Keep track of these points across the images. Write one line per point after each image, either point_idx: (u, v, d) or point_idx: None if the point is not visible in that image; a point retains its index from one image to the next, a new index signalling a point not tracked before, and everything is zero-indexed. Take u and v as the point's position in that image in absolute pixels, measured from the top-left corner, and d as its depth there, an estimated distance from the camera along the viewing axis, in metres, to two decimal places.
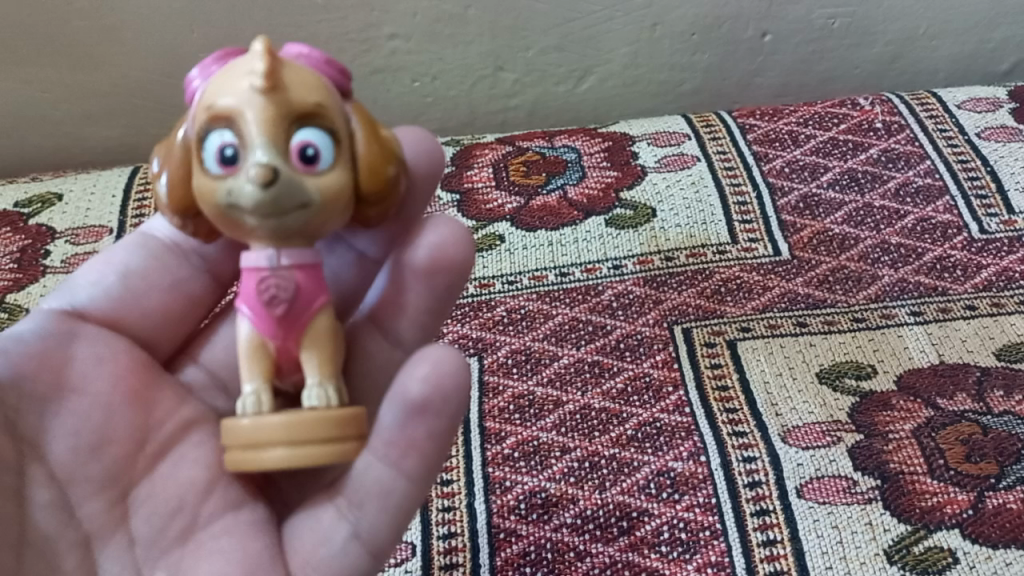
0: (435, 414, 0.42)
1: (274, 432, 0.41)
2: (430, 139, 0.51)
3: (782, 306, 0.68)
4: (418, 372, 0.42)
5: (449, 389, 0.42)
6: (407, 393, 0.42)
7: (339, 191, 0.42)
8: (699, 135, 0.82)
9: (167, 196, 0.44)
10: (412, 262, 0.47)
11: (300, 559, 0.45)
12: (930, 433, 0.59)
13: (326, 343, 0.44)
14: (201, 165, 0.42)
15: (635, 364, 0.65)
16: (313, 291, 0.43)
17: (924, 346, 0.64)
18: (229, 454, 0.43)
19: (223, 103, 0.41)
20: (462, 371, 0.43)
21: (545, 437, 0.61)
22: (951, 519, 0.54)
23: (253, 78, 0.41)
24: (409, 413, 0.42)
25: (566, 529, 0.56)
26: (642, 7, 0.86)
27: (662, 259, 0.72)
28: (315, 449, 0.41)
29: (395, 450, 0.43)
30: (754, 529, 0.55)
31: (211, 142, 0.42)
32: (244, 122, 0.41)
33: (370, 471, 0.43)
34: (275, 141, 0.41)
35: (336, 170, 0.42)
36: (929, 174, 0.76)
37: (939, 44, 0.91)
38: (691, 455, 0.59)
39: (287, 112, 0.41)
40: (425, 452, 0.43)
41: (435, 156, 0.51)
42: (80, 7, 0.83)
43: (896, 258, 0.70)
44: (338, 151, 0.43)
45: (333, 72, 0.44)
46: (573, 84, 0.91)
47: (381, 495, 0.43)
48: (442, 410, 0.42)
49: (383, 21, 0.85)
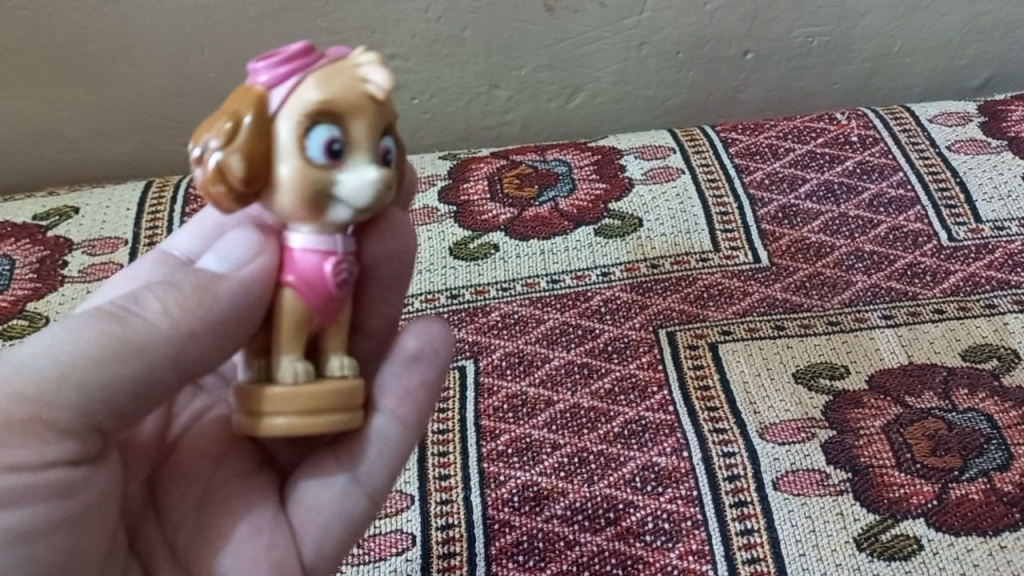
0: (428, 365, 0.49)
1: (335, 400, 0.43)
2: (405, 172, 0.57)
3: (760, 311, 0.72)
4: (415, 334, 0.50)
5: (436, 347, 0.50)
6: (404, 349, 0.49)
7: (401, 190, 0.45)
8: (683, 149, 0.86)
9: (240, 174, 0.41)
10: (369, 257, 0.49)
11: (303, 509, 0.50)
12: (899, 429, 0.63)
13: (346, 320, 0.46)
14: (300, 154, 0.40)
15: (622, 366, 0.69)
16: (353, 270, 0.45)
17: (894, 347, 0.68)
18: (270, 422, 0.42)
19: (340, 99, 0.40)
20: (446, 334, 0.51)
21: (537, 435, 0.65)
22: (917, 509, 0.58)
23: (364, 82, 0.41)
24: (407, 365, 0.49)
25: (557, 520, 0.59)
26: (630, 28, 0.90)
27: (648, 266, 0.76)
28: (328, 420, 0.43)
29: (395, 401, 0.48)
30: (733, 519, 0.59)
31: (312, 134, 0.40)
32: (358, 123, 0.41)
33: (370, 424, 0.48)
34: (377, 144, 0.42)
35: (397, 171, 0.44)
36: (901, 185, 0.80)
37: (914, 60, 0.95)
38: (674, 450, 0.63)
39: (385, 115, 0.42)
40: (417, 401, 0.49)
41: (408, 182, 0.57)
42: (94, 30, 0.87)
43: (869, 264, 0.74)
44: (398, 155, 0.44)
45: None
46: (565, 99, 0.95)
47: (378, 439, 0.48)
48: (434, 363, 0.50)
49: (384, 43, 0.89)
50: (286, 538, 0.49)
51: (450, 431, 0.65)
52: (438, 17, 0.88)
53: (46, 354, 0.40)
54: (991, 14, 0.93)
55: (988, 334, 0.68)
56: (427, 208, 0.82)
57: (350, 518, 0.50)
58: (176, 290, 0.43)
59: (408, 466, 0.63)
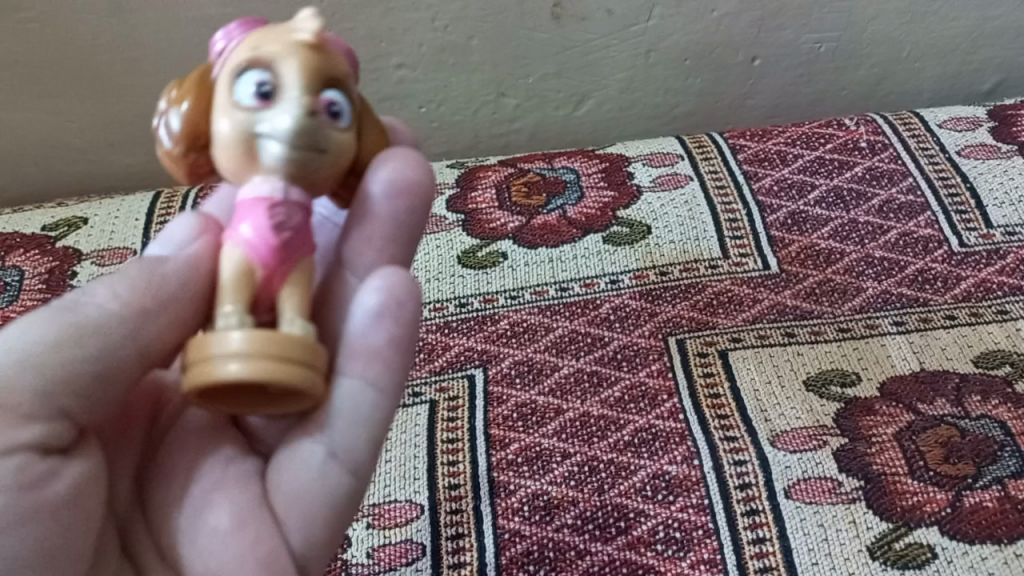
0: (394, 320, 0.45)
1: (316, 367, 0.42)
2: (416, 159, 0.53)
3: (771, 318, 0.72)
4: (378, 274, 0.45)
5: (403, 295, 0.45)
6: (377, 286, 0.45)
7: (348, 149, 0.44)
8: (692, 156, 0.86)
9: (182, 128, 0.43)
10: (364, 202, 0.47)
11: (284, 492, 0.46)
12: (911, 436, 0.62)
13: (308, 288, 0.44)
14: (230, 100, 0.42)
15: (632, 374, 0.69)
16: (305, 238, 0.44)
17: (906, 354, 0.68)
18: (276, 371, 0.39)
19: (266, 49, 0.42)
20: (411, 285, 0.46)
21: (547, 443, 0.64)
22: (931, 517, 0.57)
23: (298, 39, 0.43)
24: (369, 321, 0.45)
25: (567, 529, 0.59)
26: (637, 35, 0.90)
27: (657, 273, 0.76)
28: (280, 363, 0.39)
29: (363, 360, 0.44)
30: (745, 528, 0.58)
31: (245, 85, 0.42)
32: (283, 68, 0.42)
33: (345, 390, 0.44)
34: (309, 88, 0.42)
35: (350, 131, 0.44)
36: (911, 191, 0.80)
37: (923, 65, 0.95)
38: (684, 459, 0.63)
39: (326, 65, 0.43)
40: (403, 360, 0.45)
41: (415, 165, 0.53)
42: (104, 41, 0.88)
43: (879, 271, 0.74)
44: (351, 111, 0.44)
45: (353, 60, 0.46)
46: (572, 107, 0.95)
47: (359, 410, 0.45)
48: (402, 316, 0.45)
49: (392, 52, 0.89)
50: (269, 526, 0.46)
51: (459, 440, 0.65)
52: (445, 26, 0.88)
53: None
54: (1001, 18, 0.92)
55: (1001, 341, 0.68)
56: (435, 216, 0.82)
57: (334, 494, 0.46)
58: (131, 275, 0.44)
59: (417, 476, 0.63)
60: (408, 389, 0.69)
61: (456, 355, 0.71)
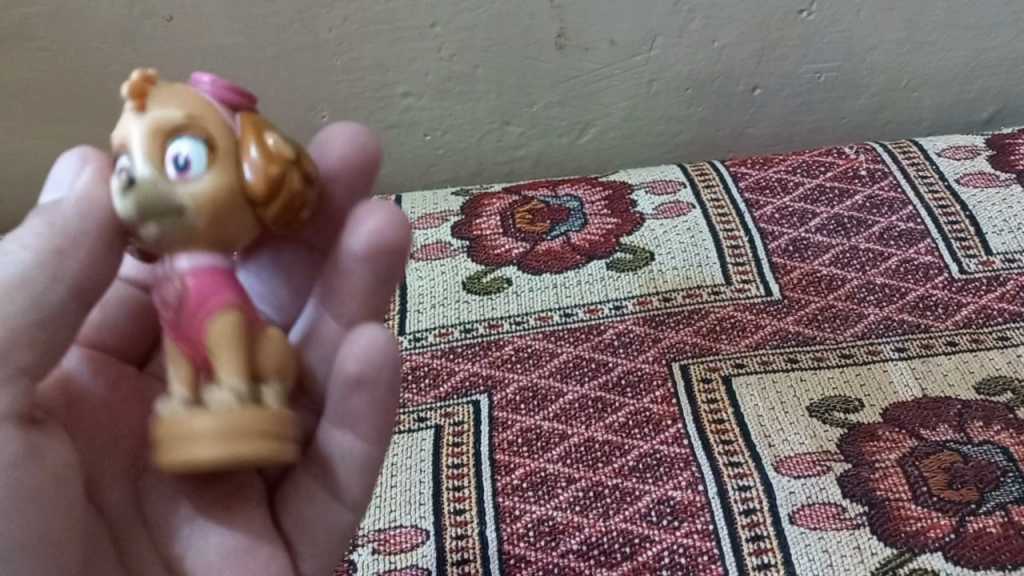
0: (371, 387, 0.45)
1: (205, 431, 0.39)
2: (360, 146, 0.49)
3: (773, 344, 0.72)
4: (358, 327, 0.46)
5: (380, 364, 0.45)
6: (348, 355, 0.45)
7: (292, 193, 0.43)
8: (694, 183, 0.87)
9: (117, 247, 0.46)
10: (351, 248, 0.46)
11: (296, 520, 0.50)
12: (914, 461, 0.62)
13: (232, 344, 0.41)
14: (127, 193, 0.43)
15: (636, 400, 0.69)
16: (208, 292, 0.42)
17: (908, 379, 0.68)
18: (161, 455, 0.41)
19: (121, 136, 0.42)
20: (392, 351, 0.45)
21: (552, 468, 0.65)
22: (934, 543, 0.58)
23: (186, 107, 0.42)
24: (348, 391, 0.46)
25: (573, 555, 0.59)
26: (640, 65, 0.91)
27: (660, 299, 0.76)
28: (173, 456, 0.40)
29: (349, 424, 0.47)
30: (749, 553, 0.58)
31: (143, 146, 0.41)
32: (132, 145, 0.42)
33: (344, 445, 0.47)
34: (150, 153, 0.41)
35: (211, 174, 0.41)
36: (911, 219, 0.81)
37: (921, 95, 0.96)
38: (689, 484, 0.63)
39: (229, 130, 0.43)
40: (384, 422, 0.47)
41: (363, 153, 0.49)
42: (114, 71, 0.89)
43: (881, 297, 0.75)
44: (213, 156, 0.42)
45: (230, 98, 0.44)
46: (576, 135, 0.96)
47: (347, 460, 0.47)
48: (377, 381, 0.45)
49: (398, 81, 0.91)
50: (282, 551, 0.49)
51: (465, 465, 0.65)
52: (451, 56, 0.89)
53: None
54: (998, 48, 0.93)
55: (1002, 367, 0.68)
56: (441, 242, 0.83)
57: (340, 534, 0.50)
58: (35, 225, 0.42)
59: (423, 501, 0.63)
60: (414, 414, 0.70)
61: (461, 380, 0.72)
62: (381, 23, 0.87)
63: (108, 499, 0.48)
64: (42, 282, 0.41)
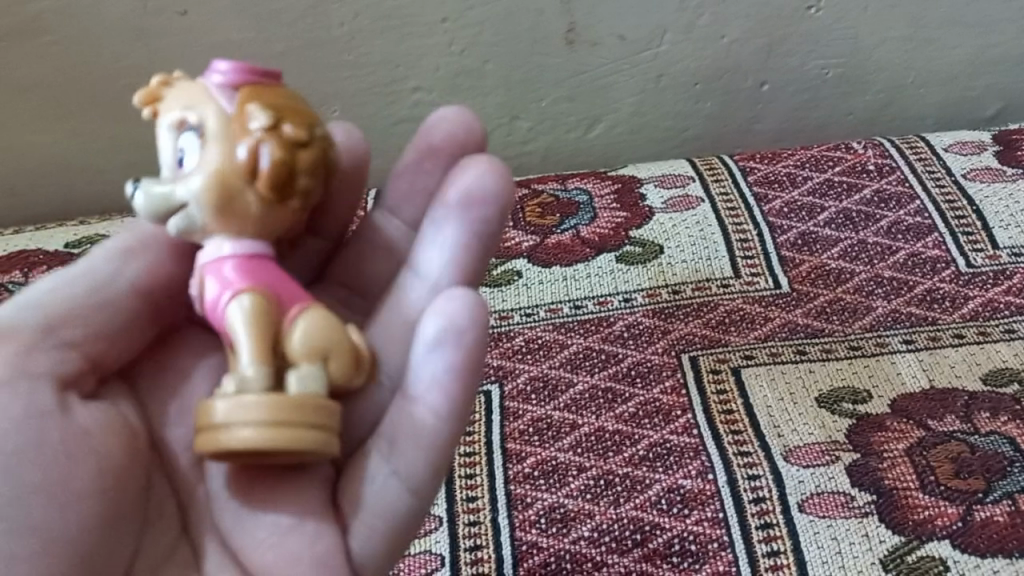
0: (454, 348, 0.46)
1: (252, 412, 0.43)
2: (461, 120, 0.57)
3: (782, 336, 0.73)
4: (449, 293, 0.47)
5: (464, 322, 0.46)
6: (443, 314, 0.46)
7: (272, 168, 0.46)
8: (702, 177, 0.87)
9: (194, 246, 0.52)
10: (451, 202, 0.51)
11: (353, 498, 0.49)
12: (922, 451, 0.63)
13: (258, 323, 0.45)
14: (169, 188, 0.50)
15: (646, 391, 0.70)
16: (237, 280, 0.46)
17: (915, 371, 0.69)
18: (205, 435, 0.44)
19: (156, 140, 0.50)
20: (477, 309, 0.46)
21: (562, 457, 0.65)
22: (942, 531, 0.58)
23: (187, 103, 0.48)
24: (431, 349, 0.46)
25: (584, 542, 0.60)
26: (648, 60, 0.92)
27: (669, 292, 0.77)
28: (218, 432, 0.43)
29: (423, 390, 0.46)
30: (759, 541, 0.59)
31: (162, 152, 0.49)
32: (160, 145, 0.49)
33: (414, 413, 0.47)
34: (168, 149, 0.48)
35: (211, 159, 0.47)
36: (918, 214, 0.81)
37: (927, 92, 0.97)
38: (699, 473, 0.64)
39: (227, 115, 0.47)
40: (471, 382, 0.46)
41: (467, 126, 0.57)
42: (127, 65, 0.90)
43: (888, 290, 0.75)
44: (212, 142, 0.47)
45: (236, 81, 0.48)
46: (584, 130, 0.96)
47: (423, 432, 0.47)
48: (462, 342, 0.46)
49: (408, 76, 0.91)
50: (334, 533, 0.48)
51: (476, 453, 0.66)
52: (461, 51, 0.90)
53: (40, 292, 0.50)
54: (1003, 46, 0.94)
55: (1009, 359, 0.69)
56: None
57: (398, 513, 0.48)
58: (123, 235, 0.53)
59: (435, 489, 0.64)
60: None
61: None
62: (391, 19, 0.88)
63: (156, 494, 0.51)
64: (104, 273, 0.51)
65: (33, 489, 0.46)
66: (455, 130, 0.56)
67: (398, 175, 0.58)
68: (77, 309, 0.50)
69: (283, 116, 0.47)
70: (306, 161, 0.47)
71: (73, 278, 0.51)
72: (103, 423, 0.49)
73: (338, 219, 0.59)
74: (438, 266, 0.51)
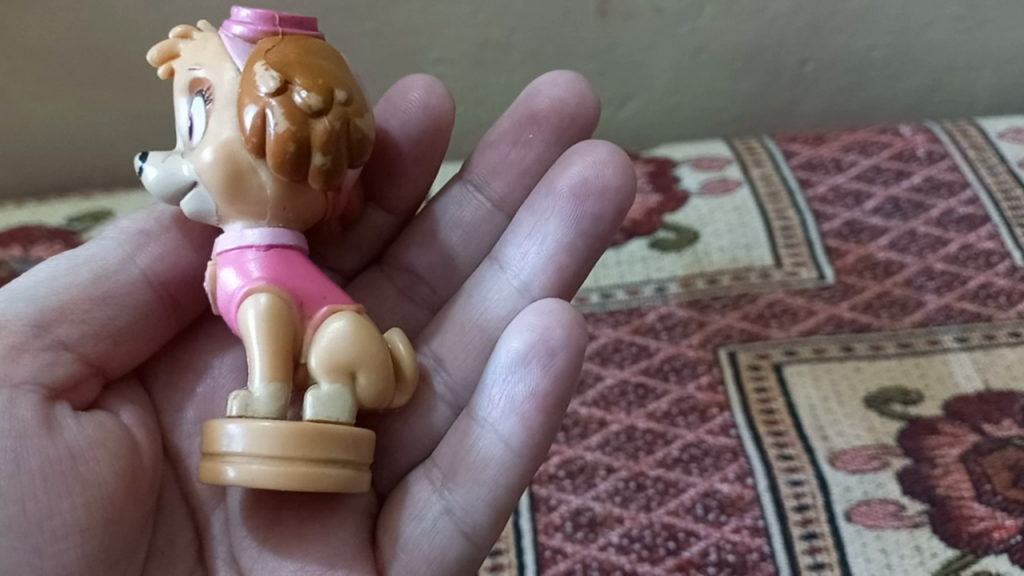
0: (538, 372, 0.44)
1: (263, 443, 0.41)
2: (577, 90, 0.56)
3: (827, 331, 0.68)
4: (542, 304, 0.45)
5: (553, 344, 0.44)
6: (534, 329, 0.44)
7: (278, 140, 0.43)
8: (740, 159, 0.82)
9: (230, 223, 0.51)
10: (565, 187, 0.50)
11: (393, 531, 0.47)
12: (977, 458, 0.59)
13: (269, 328, 0.43)
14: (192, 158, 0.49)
15: (680, 386, 0.65)
16: (256, 275, 0.45)
17: (970, 371, 0.64)
18: (210, 456, 0.42)
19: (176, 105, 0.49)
20: (572, 333, 0.44)
21: (590, 457, 0.61)
22: (999, 545, 0.54)
23: (201, 62, 0.47)
24: (512, 369, 0.44)
25: (613, 548, 0.56)
26: (685, 35, 0.87)
27: (705, 282, 0.73)
28: (223, 458, 0.42)
29: (496, 414, 0.44)
30: (802, 552, 0.55)
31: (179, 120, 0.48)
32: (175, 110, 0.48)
33: (483, 440, 0.45)
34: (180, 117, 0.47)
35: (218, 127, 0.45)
36: (971, 203, 0.76)
37: (978, 75, 0.91)
38: (737, 477, 0.59)
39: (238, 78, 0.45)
40: (552, 412, 0.44)
41: (582, 102, 0.56)
42: (137, 30, 0.85)
43: (940, 284, 0.70)
44: (218, 109, 0.45)
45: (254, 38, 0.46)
46: (615, 108, 0.92)
47: (490, 460, 0.44)
48: (548, 366, 0.44)
49: (431, 47, 0.86)
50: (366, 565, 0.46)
51: None
52: (487, 22, 0.85)
53: (37, 284, 0.48)
54: None
55: None
56: None
57: (443, 555, 0.45)
58: (126, 228, 0.51)
59: None
60: None
61: None
62: None
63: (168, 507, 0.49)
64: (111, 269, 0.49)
65: (8, 528, 0.42)
66: (564, 98, 0.56)
67: (492, 146, 0.57)
68: (72, 305, 0.47)
69: (293, 73, 0.44)
70: (321, 133, 0.44)
71: (77, 270, 0.49)
72: (96, 440, 0.45)
73: (410, 195, 0.59)
74: (533, 260, 0.51)
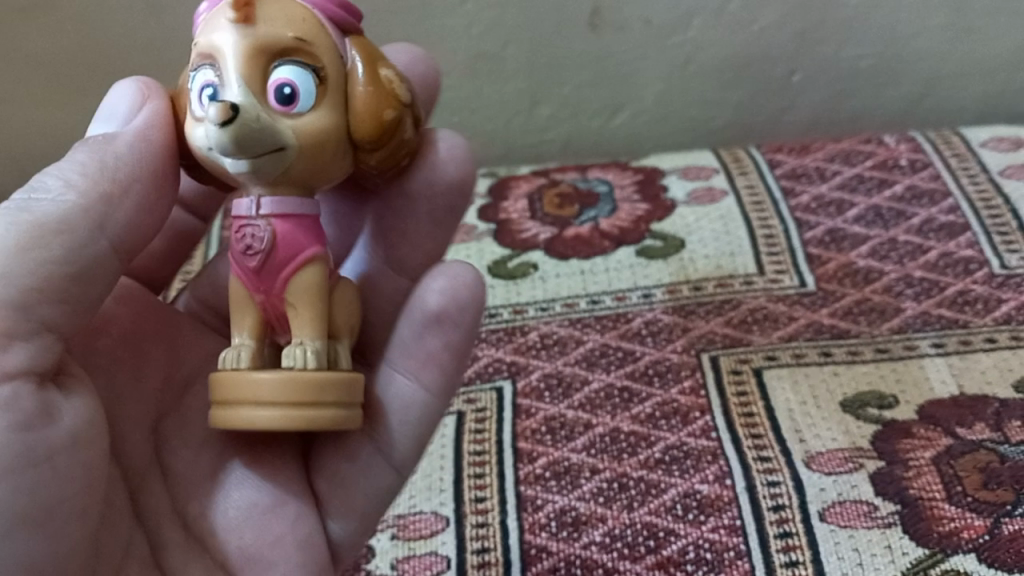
0: (451, 324, 0.52)
1: (334, 391, 0.45)
2: None
3: (806, 336, 0.70)
4: (444, 268, 0.53)
5: (465, 300, 0.52)
6: (446, 291, 0.52)
7: (393, 146, 0.47)
8: (727, 170, 0.85)
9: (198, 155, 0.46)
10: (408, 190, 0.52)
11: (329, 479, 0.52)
12: (949, 461, 0.60)
13: (310, 301, 0.46)
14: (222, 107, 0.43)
15: (663, 390, 0.68)
16: (301, 242, 0.46)
17: (946, 376, 0.66)
18: (273, 405, 0.44)
19: (217, 47, 0.44)
20: (475, 288, 0.53)
21: (575, 458, 0.64)
22: (969, 544, 0.55)
23: (293, 30, 0.44)
24: (428, 325, 0.52)
25: (595, 547, 0.58)
26: (674, 47, 0.89)
27: (690, 288, 0.75)
28: (293, 406, 0.44)
29: (414, 363, 0.52)
30: (777, 550, 0.56)
31: (239, 68, 0.43)
32: (230, 62, 0.43)
33: (399, 386, 0.52)
34: (254, 79, 0.43)
35: (320, 110, 0.44)
36: (952, 211, 0.78)
37: (965, 84, 0.93)
38: (716, 478, 0.61)
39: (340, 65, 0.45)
40: (460, 355, 0.53)
41: None
42: (142, 43, 0.88)
43: (919, 291, 0.72)
44: (322, 92, 0.44)
45: (338, 19, 0.46)
46: (606, 118, 0.94)
47: (411, 401, 0.52)
48: (459, 320, 0.52)
49: (428, 59, 0.89)
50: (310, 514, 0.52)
51: (487, 453, 0.64)
52: (481, 35, 0.88)
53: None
54: None
55: None
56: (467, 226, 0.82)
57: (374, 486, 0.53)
58: (81, 168, 0.45)
59: (443, 487, 0.62)
60: None
61: (485, 366, 0.71)
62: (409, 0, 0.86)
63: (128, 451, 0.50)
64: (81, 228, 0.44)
65: (20, 520, 0.42)
66: None
67: None
68: (48, 280, 0.43)
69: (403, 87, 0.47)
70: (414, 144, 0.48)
71: (36, 232, 0.43)
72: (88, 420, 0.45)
73: None
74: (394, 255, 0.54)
